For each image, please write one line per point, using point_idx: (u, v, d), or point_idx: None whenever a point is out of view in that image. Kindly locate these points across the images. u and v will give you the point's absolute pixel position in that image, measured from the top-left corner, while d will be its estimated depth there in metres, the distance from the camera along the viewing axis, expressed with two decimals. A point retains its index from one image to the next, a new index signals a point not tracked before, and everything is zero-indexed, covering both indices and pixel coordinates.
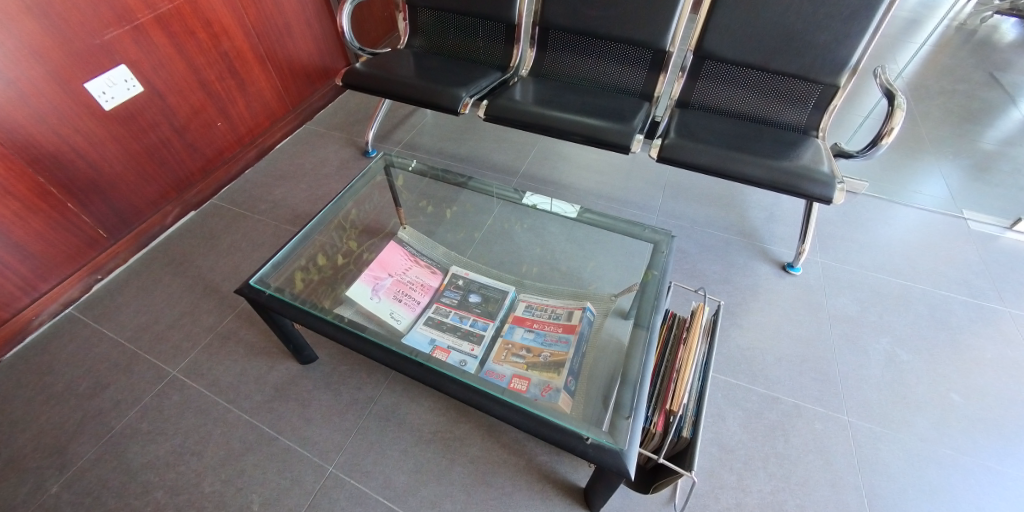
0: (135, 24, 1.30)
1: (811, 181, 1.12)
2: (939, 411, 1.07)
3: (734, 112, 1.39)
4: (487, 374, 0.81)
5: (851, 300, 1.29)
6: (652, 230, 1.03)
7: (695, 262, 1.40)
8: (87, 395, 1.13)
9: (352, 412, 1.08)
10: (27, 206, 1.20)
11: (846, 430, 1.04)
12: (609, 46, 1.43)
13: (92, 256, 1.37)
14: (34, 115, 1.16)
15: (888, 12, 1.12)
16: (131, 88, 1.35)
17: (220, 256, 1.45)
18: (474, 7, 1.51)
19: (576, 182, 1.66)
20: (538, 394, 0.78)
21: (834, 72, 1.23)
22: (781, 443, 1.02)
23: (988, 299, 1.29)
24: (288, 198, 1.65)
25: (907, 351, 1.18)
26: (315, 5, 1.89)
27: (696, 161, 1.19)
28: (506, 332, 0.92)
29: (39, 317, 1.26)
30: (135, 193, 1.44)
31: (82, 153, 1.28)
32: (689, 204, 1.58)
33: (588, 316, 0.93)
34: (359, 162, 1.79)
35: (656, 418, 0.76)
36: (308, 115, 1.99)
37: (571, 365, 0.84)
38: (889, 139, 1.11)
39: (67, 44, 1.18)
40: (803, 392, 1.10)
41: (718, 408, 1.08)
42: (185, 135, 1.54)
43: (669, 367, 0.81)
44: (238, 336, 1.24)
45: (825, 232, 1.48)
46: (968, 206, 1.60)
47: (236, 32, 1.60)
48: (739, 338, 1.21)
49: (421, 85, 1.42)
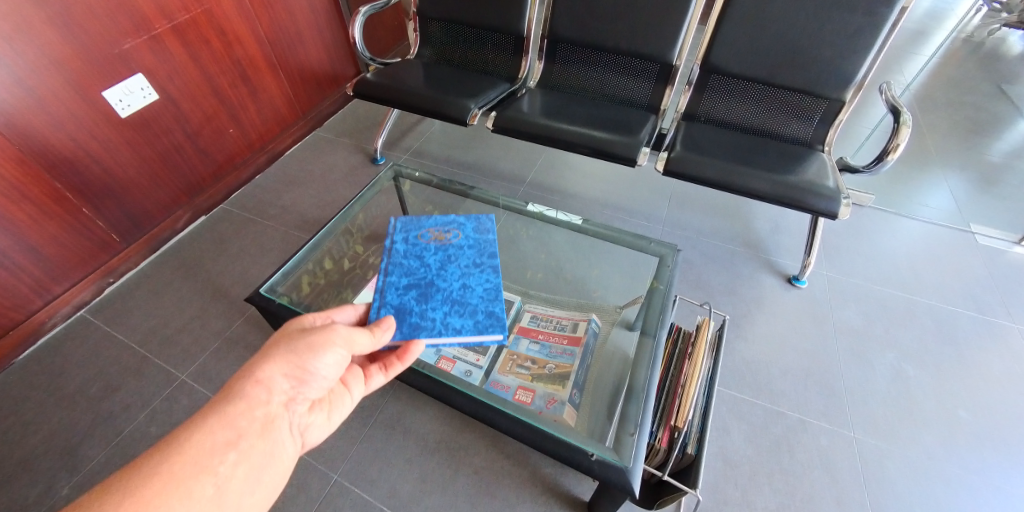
0: (152, 34, 1.33)
1: (816, 195, 1.13)
2: (946, 427, 1.06)
3: (740, 126, 1.39)
4: (492, 386, 0.82)
5: (857, 313, 1.29)
6: (658, 244, 1.04)
7: (701, 273, 1.40)
8: (98, 397, 1.15)
9: (357, 420, 1.08)
10: (43, 210, 1.22)
11: (852, 446, 1.03)
12: (617, 58, 1.44)
13: (105, 260, 1.39)
14: (53, 122, 1.19)
15: (894, 28, 1.13)
16: (147, 95, 1.38)
17: (229, 261, 1.47)
18: (483, 19, 1.53)
19: (582, 191, 1.67)
20: (543, 406, 0.78)
21: (840, 87, 1.24)
22: (787, 459, 1.01)
23: (996, 314, 1.29)
24: (297, 203, 1.68)
25: (914, 366, 1.17)
26: (326, 14, 1.92)
27: (701, 175, 1.20)
28: (512, 342, 0.92)
29: (52, 320, 1.29)
30: (148, 197, 1.47)
31: (97, 158, 1.30)
32: (695, 214, 1.58)
33: (593, 327, 0.93)
34: (367, 168, 1.81)
35: (661, 434, 0.76)
36: (318, 121, 2.02)
37: (575, 378, 0.84)
38: (894, 155, 1.11)
39: (86, 53, 1.21)
40: (808, 406, 1.10)
41: (724, 421, 1.07)
42: (197, 140, 1.56)
43: (674, 381, 0.81)
44: (247, 341, 1.26)
45: (830, 244, 1.48)
46: (975, 220, 1.59)
47: (249, 40, 1.63)
48: (744, 350, 1.21)
49: (430, 95, 1.44)
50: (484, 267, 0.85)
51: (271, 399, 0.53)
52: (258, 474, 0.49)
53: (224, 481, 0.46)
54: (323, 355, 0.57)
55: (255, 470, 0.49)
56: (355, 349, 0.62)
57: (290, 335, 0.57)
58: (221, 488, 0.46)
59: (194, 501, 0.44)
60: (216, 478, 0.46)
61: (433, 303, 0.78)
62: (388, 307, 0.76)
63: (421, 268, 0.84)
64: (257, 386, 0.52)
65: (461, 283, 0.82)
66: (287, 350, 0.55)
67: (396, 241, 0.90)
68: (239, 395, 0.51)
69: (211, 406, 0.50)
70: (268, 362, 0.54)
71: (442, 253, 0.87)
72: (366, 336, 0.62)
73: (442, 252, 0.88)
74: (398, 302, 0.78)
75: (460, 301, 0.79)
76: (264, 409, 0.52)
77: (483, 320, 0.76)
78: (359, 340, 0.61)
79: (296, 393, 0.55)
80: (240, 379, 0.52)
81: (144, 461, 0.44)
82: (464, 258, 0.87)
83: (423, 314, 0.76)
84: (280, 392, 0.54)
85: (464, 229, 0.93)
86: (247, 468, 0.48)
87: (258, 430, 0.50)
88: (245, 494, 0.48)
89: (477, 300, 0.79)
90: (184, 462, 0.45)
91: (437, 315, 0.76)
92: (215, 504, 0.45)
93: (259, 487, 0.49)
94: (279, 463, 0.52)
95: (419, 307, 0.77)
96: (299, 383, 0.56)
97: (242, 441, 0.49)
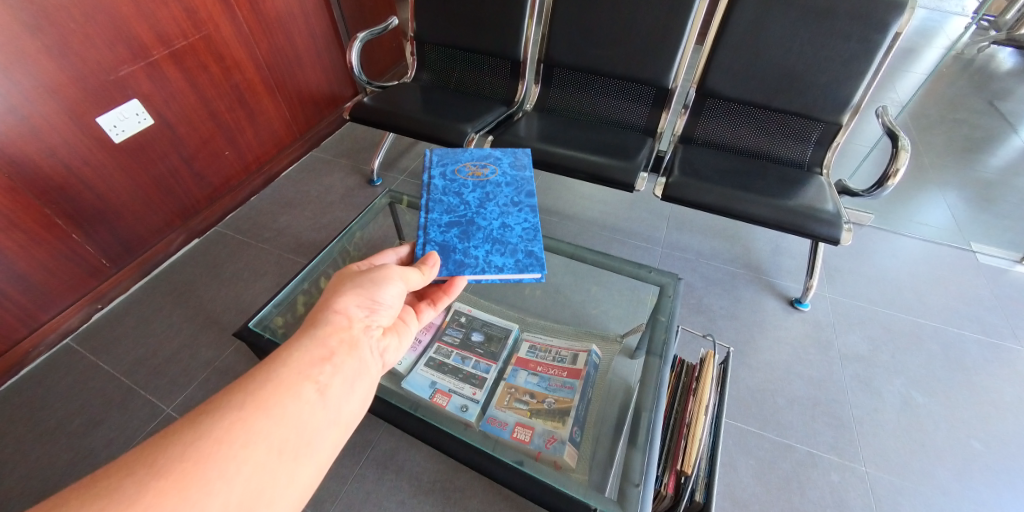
0: (150, 60, 1.33)
1: (816, 221, 1.11)
2: (959, 461, 1.02)
3: (737, 149, 1.39)
4: (488, 423, 0.79)
5: (861, 337, 1.26)
6: (658, 273, 1.00)
7: (702, 297, 1.37)
8: (79, 433, 1.11)
9: (349, 457, 1.04)
10: (33, 238, 1.20)
11: (864, 483, 0.99)
12: (613, 83, 1.45)
13: (94, 285, 1.36)
14: (45, 149, 1.17)
15: (888, 52, 1.13)
16: (142, 121, 1.36)
17: (221, 286, 1.44)
18: (479, 43, 1.54)
19: (580, 212, 1.66)
20: (542, 446, 0.75)
21: (836, 111, 1.23)
22: (796, 497, 0.98)
23: (1002, 337, 1.26)
24: (292, 226, 1.66)
25: (922, 393, 1.14)
26: (325, 37, 1.94)
27: (702, 200, 1.18)
28: (510, 375, 0.89)
29: (36, 350, 1.25)
30: (142, 222, 1.45)
31: (91, 186, 1.29)
32: (694, 236, 1.57)
33: (593, 359, 0.90)
34: (363, 190, 1.80)
35: (667, 479, 0.73)
36: (315, 142, 2.02)
37: (576, 413, 0.80)
38: (894, 180, 1.09)
39: (81, 80, 1.20)
40: (816, 439, 1.06)
41: (730, 456, 1.04)
42: (193, 165, 1.55)
43: (679, 419, 0.78)
44: (237, 371, 1.22)
45: (832, 266, 1.46)
46: (976, 239, 1.57)
47: (247, 65, 1.64)
48: (749, 378, 1.18)
49: (427, 119, 1.44)
50: (522, 207, 0.87)
51: (351, 324, 0.54)
52: (353, 385, 0.50)
53: (325, 388, 0.47)
54: (388, 288, 0.60)
55: (351, 381, 0.50)
56: (411, 287, 0.65)
57: (352, 275, 0.60)
58: (324, 395, 0.47)
59: (304, 402, 0.45)
60: (319, 385, 0.47)
61: (474, 241, 0.80)
62: (433, 244, 0.79)
63: (461, 207, 0.86)
64: (337, 314, 0.53)
65: (500, 223, 0.83)
66: (353, 285, 0.57)
67: (435, 178, 0.93)
68: (322, 322, 0.52)
69: (299, 333, 0.50)
70: (340, 295, 0.56)
71: (480, 191, 0.90)
72: (418, 273, 0.65)
73: (480, 190, 0.90)
74: (440, 240, 0.80)
75: (500, 240, 0.80)
76: (346, 330, 0.53)
77: (522, 259, 0.77)
78: (413, 276, 0.64)
79: (370, 319, 0.57)
80: (318, 311, 0.54)
81: (253, 373, 0.45)
82: (501, 198, 0.88)
83: (466, 252, 0.78)
84: (358, 319, 0.55)
85: (501, 165, 0.97)
86: (345, 378, 0.49)
87: (347, 346, 0.51)
88: (346, 400, 0.48)
89: (516, 240, 0.80)
90: (286, 373, 0.46)
91: (479, 253, 0.77)
92: (322, 405, 0.46)
93: (357, 396, 0.50)
94: (369, 378, 0.52)
95: (461, 245, 0.79)
96: (372, 313, 0.57)
97: (335, 357, 0.50)
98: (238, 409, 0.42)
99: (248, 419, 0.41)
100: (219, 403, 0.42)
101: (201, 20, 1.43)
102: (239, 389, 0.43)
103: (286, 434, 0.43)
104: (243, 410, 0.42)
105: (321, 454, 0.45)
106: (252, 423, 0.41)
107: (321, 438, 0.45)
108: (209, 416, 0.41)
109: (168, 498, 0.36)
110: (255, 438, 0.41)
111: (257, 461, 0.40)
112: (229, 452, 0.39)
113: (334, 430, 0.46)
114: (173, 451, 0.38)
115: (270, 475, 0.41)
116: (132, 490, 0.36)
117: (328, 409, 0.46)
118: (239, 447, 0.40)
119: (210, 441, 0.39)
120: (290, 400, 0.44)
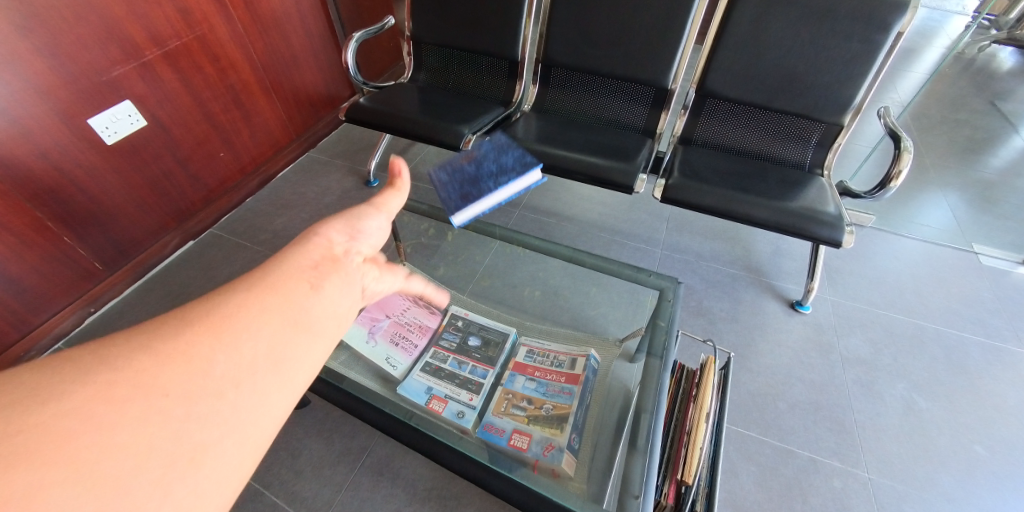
0: (143, 61, 1.32)
1: (818, 223, 1.10)
2: (963, 466, 1.01)
3: (737, 150, 1.38)
4: (485, 429, 0.78)
5: (863, 341, 1.25)
6: (658, 276, 0.99)
7: (702, 300, 1.36)
8: None
9: (345, 464, 1.03)
10: (25, 241, 1.18)
11: (867, 489, 0.98)
12: (611, 83, 1.44)
13: (88, 289, 1.35)
14: (36, 151, 1.15)
15: (890, 52, 1.12)
16: (135, 122, 1.35)
17: (216, 289, 1.43)
18: (477, 43, 1.53)
19: (579, 214, 1.65)
20: (540, 453, 0.73)
21: (838, 111, 1.22)
22: (799, 504, 0.96)
23: (1005, 340, 1.25)
24: (288, 227, 1.64)
25: (925, 397, 1.13)
26: (321, 37, 1.92)
27: (701, 202, 1.17)
28: (507, 380, 0.87)
29: (28, 354, 1.24)
30: (136, 224, 1.43)
31: (83, 188, 1.27)
32: (693, 238, 1.56)
33: (592, 364, 0.89)
34: (360, 192, 1.78)
35: (668, 488, 0.71)
36: (311, 143, 2.00)
37: (574, 420, 0.79)
38: (898, 181, 1.08)
39: (72, 81, 1.18)
40: (818, 444, 1.05)
41: (731, 463, 1.02)
42: (187, 166, 1.53)
43: (679, 427, 0.76)
44: None
45: (833, 267, 1.45)
46: (978, 240, 1.56)
47: (242, 65, 1.62)
48: (749, 382, 1.16)
49: (424, 120, 1.42)
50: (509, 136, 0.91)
51: (334, 246, 0.44)
52: (341, 305, 0.40)
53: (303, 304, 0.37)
54: (371, 218, 0.50)
55: (337, 301, 0.40)
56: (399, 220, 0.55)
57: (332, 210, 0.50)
58: (317, 290, 0.39)
59: (280, 313, 0.35)
60: (295, 298, 0.37)
61: (482, 176, 0.81)
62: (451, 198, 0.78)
63: (457, 160, 0.86)
64: (317, 236, 0.44)
65: (497, 153, 0.86)
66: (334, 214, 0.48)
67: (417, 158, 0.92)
68: (300, 242, 0.42)
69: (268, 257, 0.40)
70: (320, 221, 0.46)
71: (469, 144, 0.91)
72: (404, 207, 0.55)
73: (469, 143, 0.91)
74: (455, 193, 0.80)
75: (501, 162, 0.83)
76: (329, 250, 0.43)
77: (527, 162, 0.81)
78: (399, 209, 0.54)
79: (356, 246, 0.47)
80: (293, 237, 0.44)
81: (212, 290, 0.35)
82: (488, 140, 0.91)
83: (481, 187, 0.78)
84: (342, 243, 0.45)
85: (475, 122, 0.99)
86: (329, 296, 0.39)
87: (331, 264, 0.42)
88: (331, 322, 0.39)
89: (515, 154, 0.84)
90: (272, 269, 0.38)
91: (492, 179, 0.80)
92: (301, 319, 0.36)
93: (345, 320, 0.40)
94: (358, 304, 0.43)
95: (474, 186, 0.79)
96: (357, 241, 0.47)
97: (316, 274, 0.40)
98: (191, 325, 0.32)
99: (228, 307, 0.34)
100: (165, 319, 0.32)
101: (195, 20, 1.42)
102: (191, 306, 0.33)
103: (256, 350, 0.33)
104: (224, 299, 0.35)
105: (301, 380, 0.35)
106: (209, 339, 0.32)
107: (302, 359, 0.35)
108: (152, 333, 0.31)
109: (88, 424, 0.27)
110: (215, 356, 0.32)
111: (216, 386, 0.31)
112: (182, 368, 0.30)
113: (319, 353, 0.37)
114: (132, 338, 0.31)
115: (233, 403, 0.31)
116: (37, 415, 0.26)
117: (308, 327, 0.37)
118: (193, 363, 0.31)
119: (152, 358, 0.30)
120: (257, 313, 0.35)
